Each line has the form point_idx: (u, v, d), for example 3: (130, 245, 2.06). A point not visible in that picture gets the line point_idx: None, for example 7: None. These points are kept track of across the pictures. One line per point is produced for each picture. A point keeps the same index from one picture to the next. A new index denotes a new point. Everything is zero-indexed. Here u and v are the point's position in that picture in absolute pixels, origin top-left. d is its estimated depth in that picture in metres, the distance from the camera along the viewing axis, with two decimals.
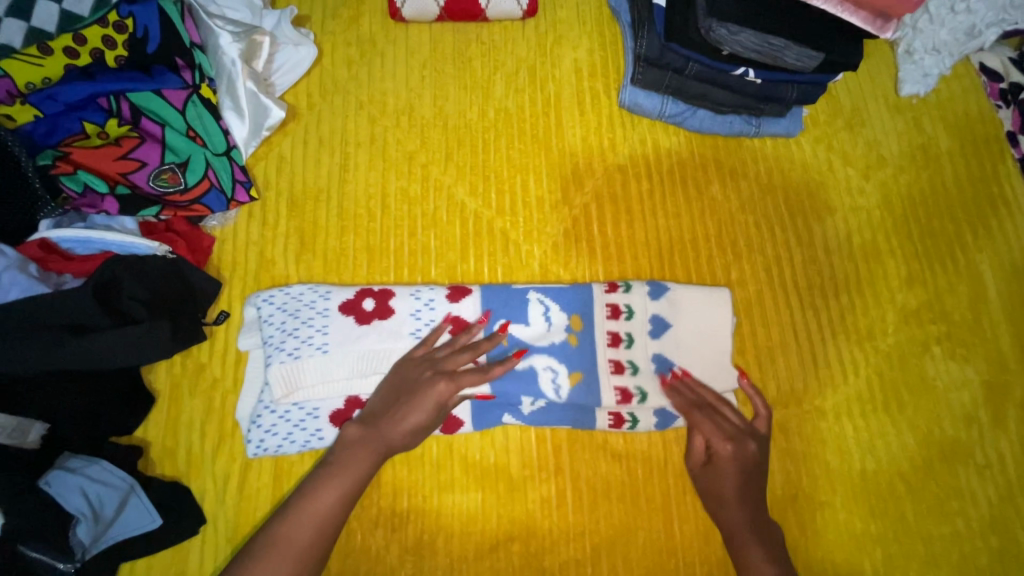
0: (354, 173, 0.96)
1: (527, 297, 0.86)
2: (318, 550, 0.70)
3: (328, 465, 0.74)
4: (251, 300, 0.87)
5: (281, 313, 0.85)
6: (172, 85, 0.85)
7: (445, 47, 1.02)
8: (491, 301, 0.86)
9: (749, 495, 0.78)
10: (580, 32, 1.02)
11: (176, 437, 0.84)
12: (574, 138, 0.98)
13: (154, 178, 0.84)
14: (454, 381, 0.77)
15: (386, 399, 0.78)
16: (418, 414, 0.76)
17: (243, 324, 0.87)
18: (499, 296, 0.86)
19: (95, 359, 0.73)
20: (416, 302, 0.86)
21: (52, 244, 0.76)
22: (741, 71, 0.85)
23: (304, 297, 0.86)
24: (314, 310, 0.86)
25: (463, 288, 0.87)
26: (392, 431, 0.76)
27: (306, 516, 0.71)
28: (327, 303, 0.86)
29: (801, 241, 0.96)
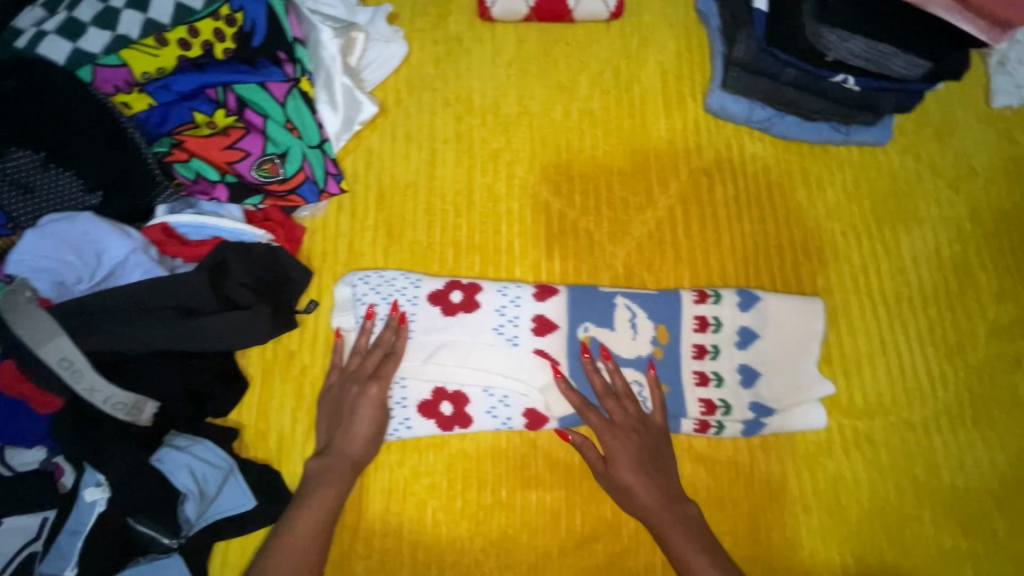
0: (442, 169, 0.97)
1: (613, 300, 0.87)
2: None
3: (298, 499, 0.75)
4: (345, 280, 0.90)
5: (376, 294, 0.89)
6: (275, 77, 0.87)
7: (531, 47, 1.03)
8: (577, 303, 0.86)
9: (655, 476, 0.77)
10: (665, 34, 1.02)
11: (268, 422, 0.86)
12: (660, 140, 0.98)
13: (257, 168, 0.86)
14: (384, 380, 0.81)
15: (330, 426, 0.81)
16: (365, 421, 0.80)
17: (336, 304, 0.89)
18: (585, 296, 0.87)
19: (204, 341, 0.74)
20: (502, 298, 0.87)
21: (171, 228, 0.79)
22: (840, 78, 0.84)
23: (397, 282, 0.89)
24: (405, 298, 0.88)
25: (549, 287, 0.87)
26: (346, 453, 0.79)
27: (288, 550, 0.70)
28: (417, 293, 0.88)
29: (888, 251, 0.95)
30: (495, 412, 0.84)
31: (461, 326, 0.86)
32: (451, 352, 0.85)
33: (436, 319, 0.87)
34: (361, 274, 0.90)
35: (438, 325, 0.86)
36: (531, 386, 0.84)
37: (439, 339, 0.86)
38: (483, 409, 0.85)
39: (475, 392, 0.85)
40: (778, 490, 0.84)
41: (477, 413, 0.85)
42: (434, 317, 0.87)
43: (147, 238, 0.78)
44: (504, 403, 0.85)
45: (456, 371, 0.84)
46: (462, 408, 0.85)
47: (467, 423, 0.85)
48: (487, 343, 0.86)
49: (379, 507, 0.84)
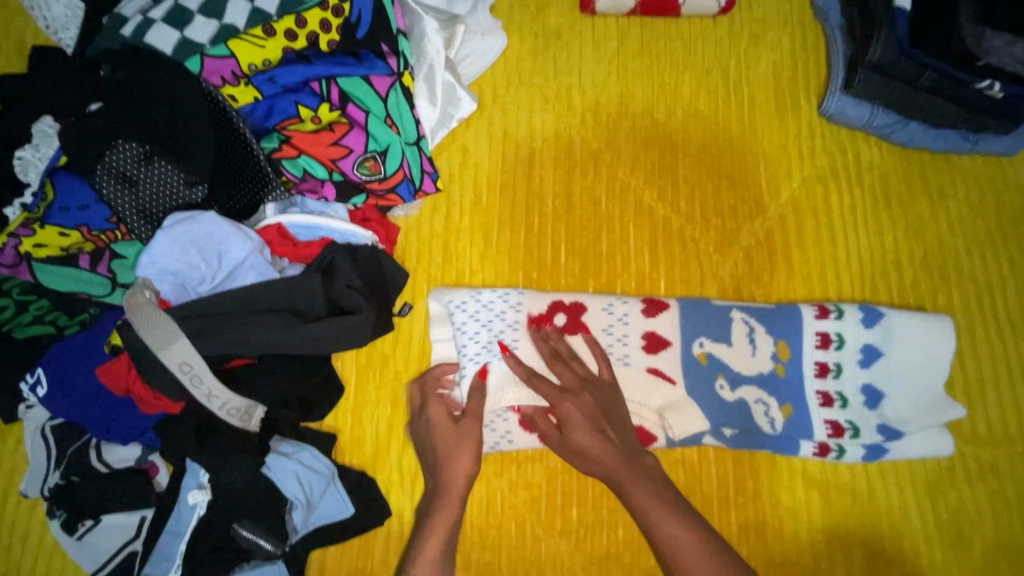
0: (540, 170, 0.93)
1: (729, 314, 0.84)
2: None
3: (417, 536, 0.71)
4: (439, 297, 0.86)
5: (474, 322, 0.84)
6: (380, 71, 0.84)
7: (633, 43, 0.98)
8: (690, 316, 0.83)
9: (612, 437, 0.73)
10: (778, 32, 0.97)
11: (362, 427, 0.84)
12: (771, 143, 0.93)
13: (359, 166, 0.83)
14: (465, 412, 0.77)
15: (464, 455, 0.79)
16: (446, 440, 0.76)
17: (431, 318, 0.86)
18: (699, 310, 0.84)
19: (314, 346, 0.72)
20: (609, 317, 0.84)
21: (286, 229, 0.76)
22: (987, 83, 0.80)
23: (495, 306, 0.85)
24: (508, 313, 0.85)
25: (659, 302, 0.85)
26: (442, 473, 0.74)
27: None
28: (519, 311, 0.85)
29: (1016, 268, 0.89)
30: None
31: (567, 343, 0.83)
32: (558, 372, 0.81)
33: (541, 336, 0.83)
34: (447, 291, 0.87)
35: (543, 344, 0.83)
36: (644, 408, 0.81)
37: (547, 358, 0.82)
38: None
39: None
40: (898, 520, 0.79)
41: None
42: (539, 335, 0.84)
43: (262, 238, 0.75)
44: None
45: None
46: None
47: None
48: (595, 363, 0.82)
49: (475, 520, 0.81)
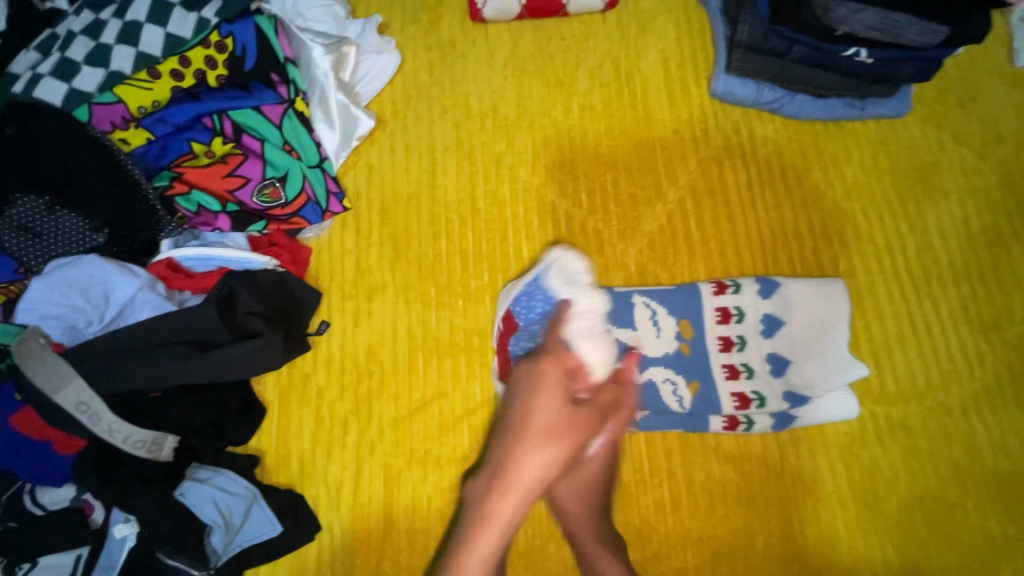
0: (444, 178, 0.95)
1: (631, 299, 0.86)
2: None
3: (480, 516, 0.68)
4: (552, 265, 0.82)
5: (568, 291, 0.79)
6: (270, 100, 0.87)
7: (526, 46, 1.00)
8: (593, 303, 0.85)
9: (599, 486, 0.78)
10: (664, 21, 0.99)
11: (288, 445, 0.86)
12: (665, 130, 0.95)
13: (258, 194, 0.85)
14: (556, 352, 0.74)
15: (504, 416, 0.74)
16: (546, 406, 0.71)
17: (547, 268, 0.82)
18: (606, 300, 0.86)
19: (216, 371, 0.74)
20: (527, 311, 0.84)
21: (176, 263, 0.79)
22: (852, 52, 0.81)
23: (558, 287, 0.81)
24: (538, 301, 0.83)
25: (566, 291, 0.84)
26: (527, 454, 0.69)
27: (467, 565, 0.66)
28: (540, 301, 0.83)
29: (912, 227, 0.91)
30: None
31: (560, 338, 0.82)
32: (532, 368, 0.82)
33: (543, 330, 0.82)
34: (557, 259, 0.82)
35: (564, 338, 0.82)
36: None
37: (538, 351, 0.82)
38: None
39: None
40: (811, 485, 0.81)
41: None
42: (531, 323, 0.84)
43: (152, 274, 0.78)
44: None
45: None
46: None
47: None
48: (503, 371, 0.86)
49: (404, 525, 0.83)
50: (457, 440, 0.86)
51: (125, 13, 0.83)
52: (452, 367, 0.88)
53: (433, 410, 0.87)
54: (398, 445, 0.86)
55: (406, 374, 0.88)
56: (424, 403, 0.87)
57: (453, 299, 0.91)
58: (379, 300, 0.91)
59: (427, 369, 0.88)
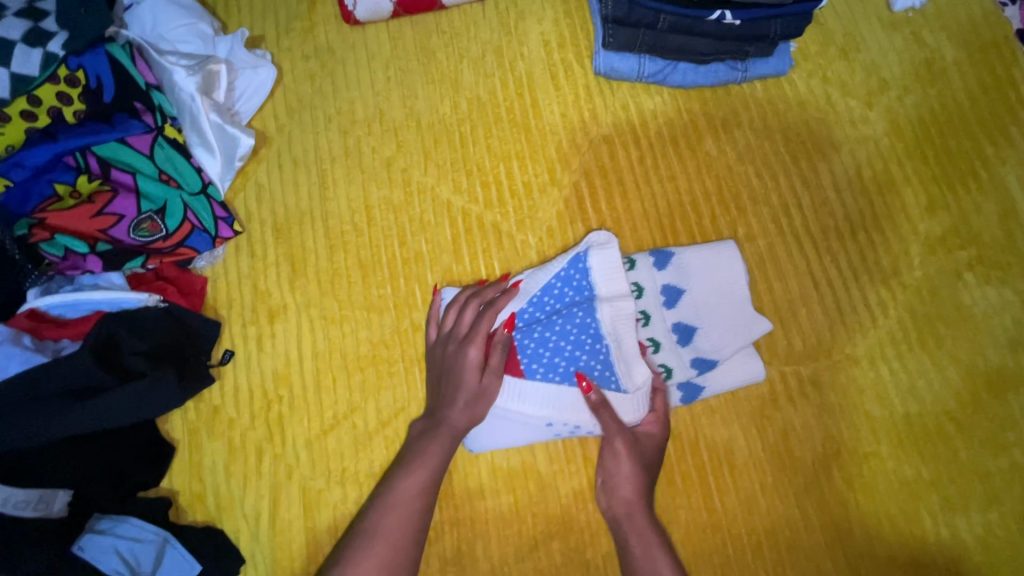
0: (334, 190, 0.93)
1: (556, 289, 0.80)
2: (411, 539, 0.68)
3: (404, 460, 0.74)
4: (584, 258, 0.80)
5: (584, 292, 0.79)
6: (135, 130, 0.83)
7: (405, 43, 0.97)
8: (548, 298, 0.80)
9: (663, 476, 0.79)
10: (542, 4, 0.97)
11: (202, 482, 0.84)
12: (554, 115, 0.93)
13: (134, 230, 0.83)
14: (478, 340, 0.76)
15: (434, 388, 0.78)
16: (449, 364, 0.76)
17: (608, 258, 0.79)
18: (549, 291, 0.80)
19: (107, 417, 0.73)
20: (526, 305, 0.79)
21: (43, 312, 0.77)
22: (717, 15, 0.81)
23: (565, 284, 0.80)
24: (572, 288, 0.80)
25: (547, 285, 0.80)
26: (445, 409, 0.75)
27: (393, 505, 0.69)
28: (570, 288, 0.80)
29: (807, 184, 0.90)
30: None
31: (592, 325, 0.78)
32: (551, 354, 0.77)
33: (574, 315, 0.78)
34: (602, 245, 0.80)
35: (605, 322, 0.78)
36: (555, 414, 0.77)
37: (566, 335, 0.77)
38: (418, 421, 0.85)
39: (527, 412, 0.77)
40: (727, 454, 0.81)
41: (518, 429, 0.79)
42: (554, 307, 0.80)
43: (15, 328, 0.75)
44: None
45: (537, 390, 0.77)
46: (504, 434, 0.79)
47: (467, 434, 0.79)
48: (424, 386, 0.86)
49: (328, 546, 0.82)
50: (373, 455, 0.84)
51: None
52: (361, 381, 0.87)
53: (346, 427, 0.85)
54: (314, 466, 0.84)
55: (316, 394, 0.87)
56: (337, 422, 0.86)
57: (356, 311, 0.89)
58: (282, 322, 0.89)
59: (337, 385, 0.87)
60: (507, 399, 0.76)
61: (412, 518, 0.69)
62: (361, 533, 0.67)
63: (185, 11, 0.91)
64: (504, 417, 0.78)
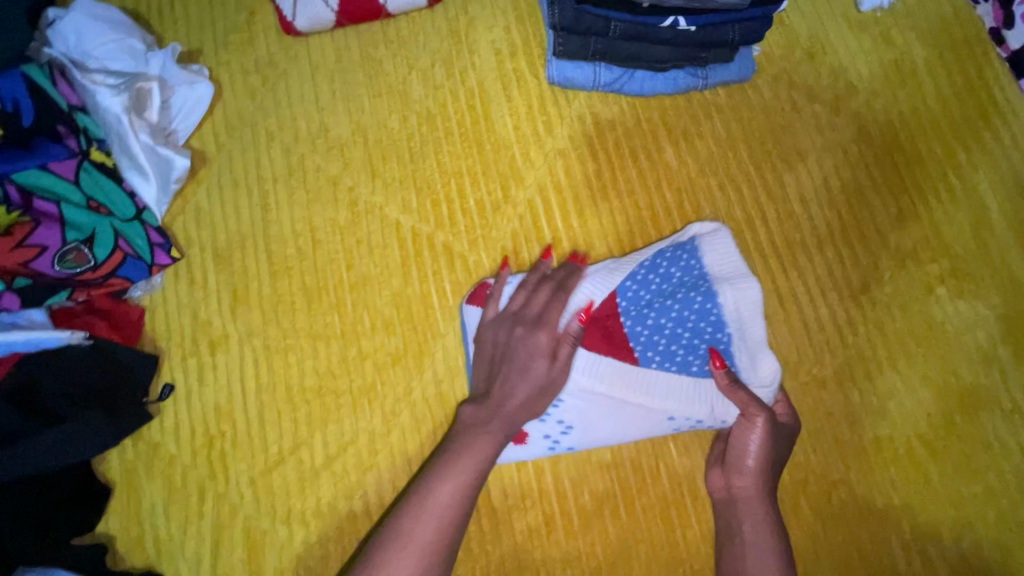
0: (277, 211, 0.88)
1: (665, 269, 0.77)
2: (443, 544, 0.61)
3: (446, 452, 0.67)
4: (695, 238, 0.78)
5: (691, 273, 0.76)
6: (58, 156, 0.78)
7: (350, 55, 0.92)
8: (651, 280, 0.76)
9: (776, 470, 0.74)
10: (493, 11, 0.93)
11: (141, 524, 0.80)
12: (506, 127, 0.89)
13: (59, 261, 0.78)
14: (550, 326, 0.71)
15: (490, 375, 0.71)
16: (515, 350, 0.71)
17: (718, 239, 0.77)
18: (649, 273, 0.77)
19: (30, 463, 0.68)
20: (631, 287, 0.76)
21: None
22: (669, 22, 0.77)
23: (674, 265, 0.77)
24: (682, 267, 0.77)
25: (654, 265, 0.77)
26: (504, 401, 0.69)
27: (429, 504, 0.62)
28: (679, 269, 0.77)
29: (772, 195, 0.86)
30: (551, 429, 0.75)
31: (714, 311, 0.74)
32: (668, 341, 0.74)
33: (692, 300, 0.75)
34: (709, 231, 0.79)
35: (728, 306, 0.74)
36: (674, 406, 0.73)
37: (683, 321, 0.74)
38: (368, 454, 0.81)
39: (645, 404, 0.73)
40: (689, 483, 0.78)
41: (630, 425, 0.74)
42: (665, 290, 0.76)
43: None
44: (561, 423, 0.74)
45: (654, 378, 0.73)
46: (606, 426, 0.74)
47: (572, 430, 0.74)
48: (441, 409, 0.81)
49: None
50: (319, 492, 0.81)
51: None
52: (306, 413, 0.83)
53: (291, 463, 0.81)
54: (258, 505, 0.81)
55: (259, 428, 0.83)
56: (281, 457, 0.82)
57: (301, 340, 0.84)
58: (223, 354, 0.85)
59: (281, 419, 0.83)
60: (622, 390, 0.73)
61: (450, 519, 0.62)
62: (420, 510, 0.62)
63: (113, 26, 0.86)
64: (617, 411, 0.74)
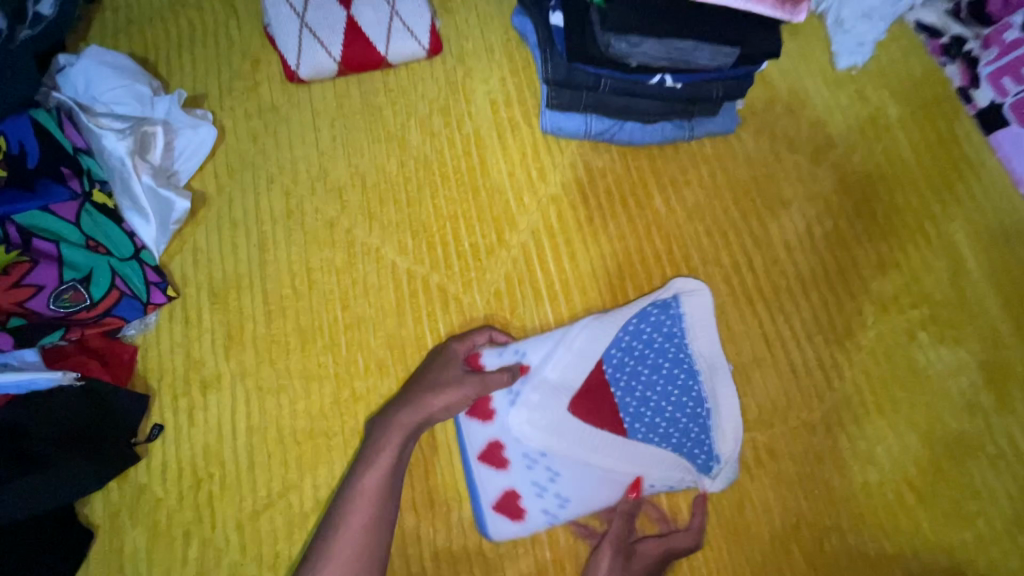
0: (275, 252, 0.90)
1: (648, 337, 0.83)
2: (371, 540, 0.69)
3: (369, 449, 0.74)
4: (674, 306, 0.84)
5: (670, 342, 0.83)
6: (60, 197, 0.79)
7: (351, 102, 0.96)
8: (632, 349, 0.83)
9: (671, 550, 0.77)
10: (489, 63, 0.97)
11: (122, 571, 0.78)
12: (501, 174, 0.92)
13: (56, 300, 0.78)
14: (466, 339, 0.81)
15: (410, 382, 0.79)
16: (433, 365, 0.79)
17: (698, 307, 0.84)
18: (631, 341, 0.83)
19: (15, 509, 0.67)
20: (617, 358, 0.83)
21: None
22: (657, 79, 0.80)
23: (655, 336, 0.84)
24: (663, 336, 0.84)
25: (637, 333, 0.83)
26: (421, 403, 0.75)
27: (358, 502, 0.70)
28: (661, 337, 0.84)
29: (757, 242, 0.89)
30: (547, 499, 0.78)
31: (693, 385, 0.82)
32: (653, 414, 0.81)
33: (675, 374, 0.83)
34: (690, 291, 0.84)
35: (705, 380, 0.82)
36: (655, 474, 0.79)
37: (666, 395, 0.82)
38: None
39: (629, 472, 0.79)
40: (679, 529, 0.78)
41: (619, 494, 0.79)
42: (649, 359, 0.83)
43: None
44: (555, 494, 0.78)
45: (637, 450, 0.80)
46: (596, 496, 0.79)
47: (568, 501, 0.78)
48: (433, 454, 0.80)
49: None
50: (308, 537, 0.79)
51: None
52: (297, 456, 0.82)
53: (279, 507, 0.80)
54: (245, 550, 0.79)
55: (249, 470, 0.82)
56: (270, 501, 0.81)
57: (294, 380, 0.85)
58: (215, 394, 0.85)
59: (272, 461, 0.82)
60: (609, 459, 0.79)
61: (372, 518, 0.70)
62: (346, 495, 0.71)
63: (121, 72, 0.89)
64: (606, 479, 0.79)
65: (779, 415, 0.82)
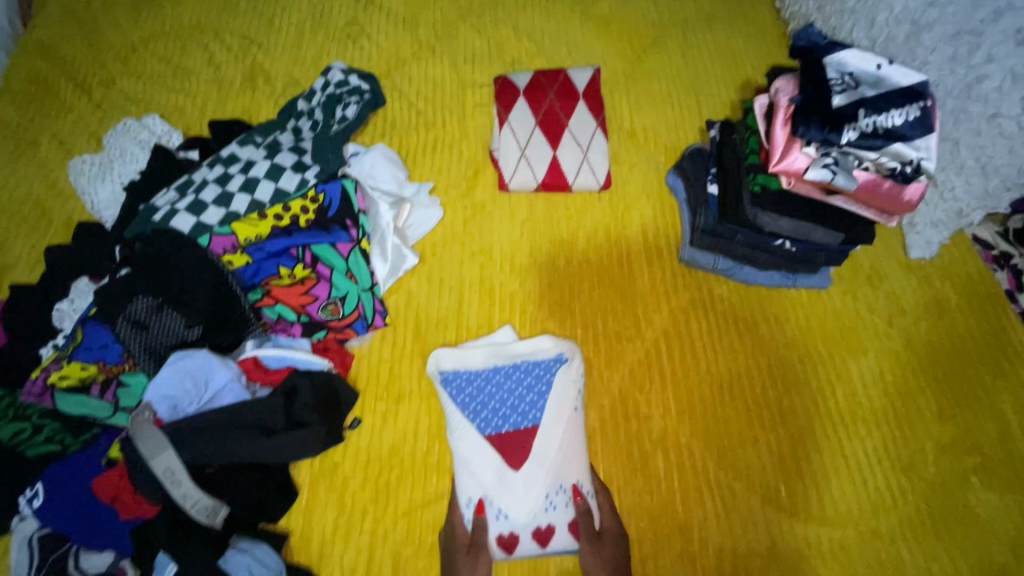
0: (467, 308, 1.19)
1: (471, 370, 1.10)
2: None
3: None
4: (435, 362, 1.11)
5: (477, 373, 1.10)
6: (343, 239, 1.11)
7: (539, 211, 1.30)
8: (464, 379, 1.09)
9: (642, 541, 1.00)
10: (645, 202, 1.30)
11: (312, 527, 1.00)
12: (644, 284, 1.21)
13: (322, 309, 1.09)
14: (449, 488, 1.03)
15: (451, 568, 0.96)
16: (456, 556, 0.96)
17: (447, 359, 1.11)
18: (459, 376, 1.09)
19: (261, 452, 0.94)
20: (462, 384, 1.09)
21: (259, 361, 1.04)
22: (779, 242, 1.11)
23: (462, 375, 1.10)
24: (473, 373, 1.10)
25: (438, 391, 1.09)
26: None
27: None
28: (473, 373, 1.10)
29: (840, 376, 1.13)
30: (560, 503, 1.01)
31: (517, 374, 1.10)
32: (526, 408, 1.07)
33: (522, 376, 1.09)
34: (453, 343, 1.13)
35: (519, 366, 1.10)
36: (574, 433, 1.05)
37: (527, 390, 1.08)
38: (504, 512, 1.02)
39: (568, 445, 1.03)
40: None
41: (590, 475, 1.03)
42: (500, 380, 1.09)
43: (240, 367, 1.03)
44: (558, 493, 1.01)
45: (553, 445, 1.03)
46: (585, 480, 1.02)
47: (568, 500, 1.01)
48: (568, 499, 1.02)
49: None
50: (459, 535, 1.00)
51: (252, 188, 1.11)
52: None
53: (441, 505, 1.02)
54: (408, 534, 1.00)
55: (421, 470, 1.05)
56: (434, 498, 1.02)
57: None
58: (405, 405, 1.10)
59: (440, 466, 1.05)
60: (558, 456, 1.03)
61: None
62: None
63: (392, 163, 1.24)
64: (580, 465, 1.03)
65: (852, 520, 1.01)
